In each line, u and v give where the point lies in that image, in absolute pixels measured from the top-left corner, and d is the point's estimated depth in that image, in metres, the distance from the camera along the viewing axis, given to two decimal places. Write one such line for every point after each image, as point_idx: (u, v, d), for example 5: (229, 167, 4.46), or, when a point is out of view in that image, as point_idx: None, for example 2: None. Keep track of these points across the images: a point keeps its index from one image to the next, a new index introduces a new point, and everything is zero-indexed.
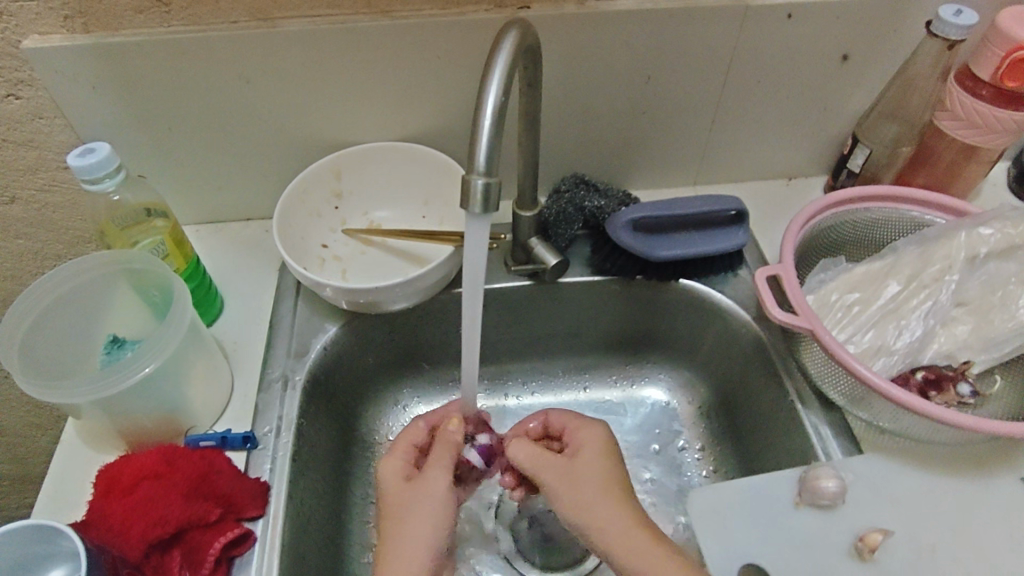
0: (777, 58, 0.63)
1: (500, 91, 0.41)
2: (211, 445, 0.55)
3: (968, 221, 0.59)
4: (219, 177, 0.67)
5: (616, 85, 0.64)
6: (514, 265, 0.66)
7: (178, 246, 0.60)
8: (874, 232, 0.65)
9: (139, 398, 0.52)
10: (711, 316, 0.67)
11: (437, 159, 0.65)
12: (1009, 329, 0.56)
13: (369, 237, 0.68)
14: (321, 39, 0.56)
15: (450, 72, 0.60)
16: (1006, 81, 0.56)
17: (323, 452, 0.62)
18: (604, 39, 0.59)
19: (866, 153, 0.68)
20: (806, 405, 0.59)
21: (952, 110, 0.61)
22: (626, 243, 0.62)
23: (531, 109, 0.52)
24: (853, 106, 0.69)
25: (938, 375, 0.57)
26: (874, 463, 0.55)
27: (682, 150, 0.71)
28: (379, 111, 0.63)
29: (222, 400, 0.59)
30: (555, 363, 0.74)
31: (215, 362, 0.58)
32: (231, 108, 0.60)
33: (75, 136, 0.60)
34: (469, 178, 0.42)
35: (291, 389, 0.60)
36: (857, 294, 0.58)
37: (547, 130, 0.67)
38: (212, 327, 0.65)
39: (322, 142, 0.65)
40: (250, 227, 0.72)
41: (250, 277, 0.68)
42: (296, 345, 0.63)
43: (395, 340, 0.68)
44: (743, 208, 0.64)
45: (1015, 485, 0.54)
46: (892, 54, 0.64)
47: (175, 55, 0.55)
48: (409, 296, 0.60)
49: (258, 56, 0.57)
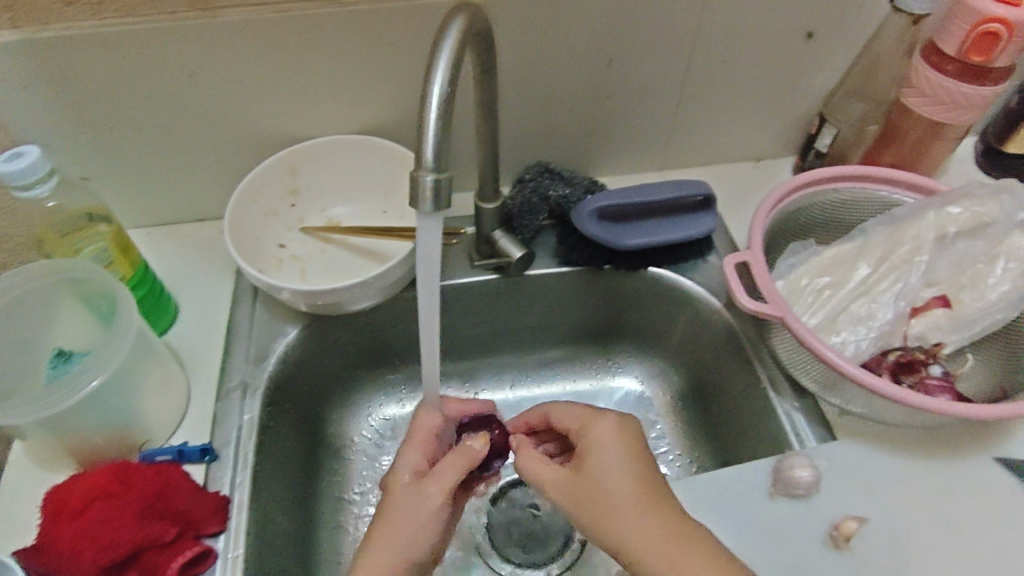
0: (741, 35, 0.61)
1: (448, 80, 0.39)
2: (166, 459, 0.53)
3: (936, 200, 0.58)
4: (168, 177, 0.63)
5: (578, 68, 0.61)
6: (479, 259, 0.64)
7: (124, 252, 0.58)
8: (844, 213, 0.64)
9: (85, 415, 0.49)
10: (682, 303, 0.66)
11: (396, 152, 0.63)
12: (977, 309, 0.55)
13: (328, 235, 0.66)
14: (261, 29, 0.53)
15: (403, 60, 0.57)
16: (971, 56, 0.55)
17: (289, 460, 0.60)
18: (562, 20, 0.57)
19: (833, 134, 0.68)
20: (779, 393, 0.58)
21: (918, 87, 0.59)
22: (592, 232, 0.61)
23: (487, 97, 0.50)
24: (821, 83, 0.68)
25: (912, 358, 0.56)
26: (849, 448, 0.54)
27: (648, 134, 0.70)
28: (332, 104, 0.60)
29: (178, 412, 0.56)
30: (526, 355, 0.73)
31: (167, 372, 0.56)
32: (176, 104, 0.57)
33: (5, 139, 0.56)
34: (418, 174, 0.39)
35: (250, 397, 0.57)
36: (828, 278, 0.58)
37: (510, 117, 0.64)
38: (166, 335, 0.62)
39: (273, 137, 0.62)
40: (203, 228, 0.69)
41: (204, 280, 0.65)
42: (255, 349, 0.60)
43: (360, 341, 0.66)
44: (711, 193, 0.62)
45: (986, 462, 0.53)
46: (857, 30, 0.63)
47: (110, 49, 0.52)
48: (370, 295, 0.58)
49: (196, 48, 0.53)
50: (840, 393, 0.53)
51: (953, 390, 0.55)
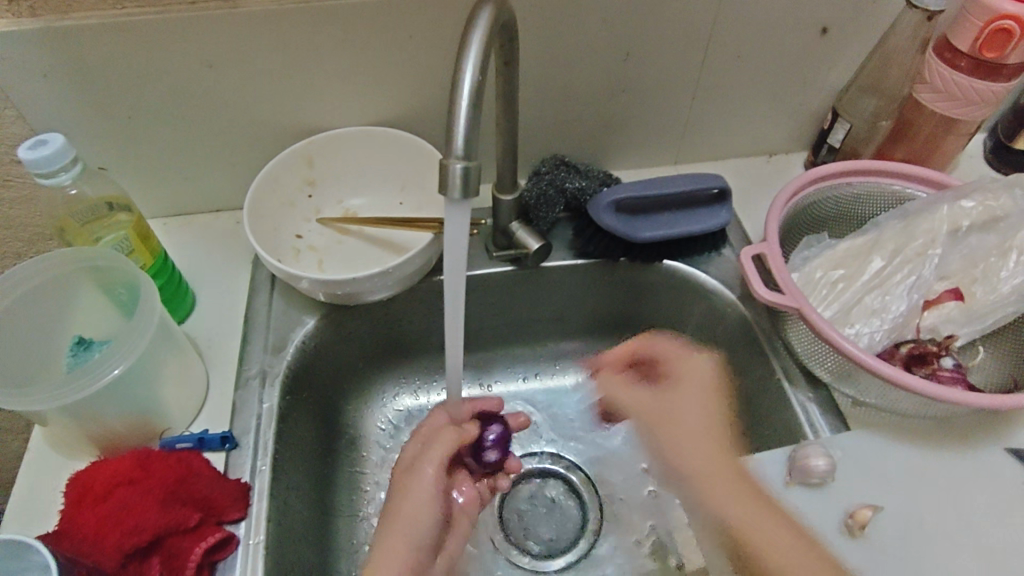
0: (755, 31, 0.62)
1: (476, 70, 0.39)
2: (187, 447, 0.53)
3: (950, 194, 0.59)
4: (186, 167, 0.64)
5: (594, 61, 0.62)
6: (496, 251, 0.65)
7: (144, 241, 0.58)
8: (857, 207, 0.65)
9: (108, 401, 0.49)
10: (696, 296, 0.66)
11: (414, 143, 0.63)
12: (990, 302, 0.56)
13: (345, 226, 0.66)
14: (283, 20, 0.54)
15: (423, 52, 0.58)
16: (984, 53, 0.56)
17: (307, 448, 0.60)
18: (581, 14, 0.58)
19: (846, 128, 0.68)
20: (793, 384, 0.59)
21: (931, 83, 0.61)
22: (608, 225, 0.61)
23: (510, 88, 0.50)
24: (834, 79, 0.68)
25: (924, 350, 0.57)
26: (864, 439, 0.55)
27: (662, 128, 0.70)
28: (351, 96, 0.61)
29: (198, 400, 0.57)
30: (539, 347, 0.74)
31: (187, 360, 0.56)
32: (198, 94, 0.58)
33: (27, 128, 0.57)
34: (447, 163, 0.40)
35: (270, 385, 0.58)
36: (842, 270, 0.59)
37: (527, 110, 0.65)
38: (185, 324, 0.62)
39: (292, 128, 0.63)
40: (220, 218, 0.69)
41: (221, 270, 0.66)
42: (273, 339, 0.60)
43: (377, 331, 0.67)
44: (726, 187, 0.63)
45: (997, 452, 0.54)
46: (871, 26, 0.64)
47: (134, 38, 0.52)
48: (388, 286, 0.58)
49: (218, 39, 0.54)
50: (852, 377, 0.53)
51: (965, 382, 0.56)
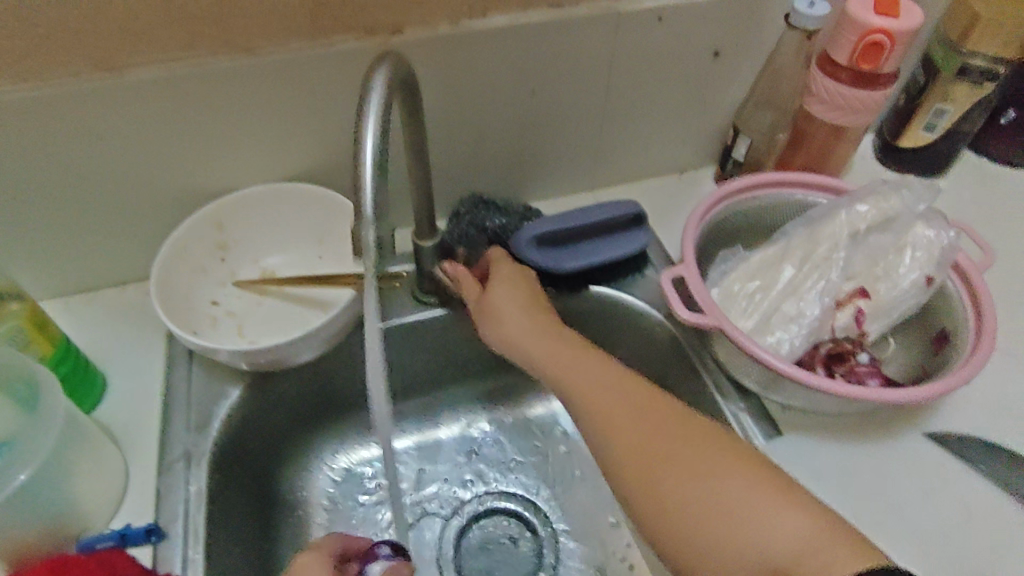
0: (652, 60, 0.64)
1: (377, 130, 0.39)
2: (108, 546, 0.49)
3: (846, 199, 0.62)
4: (84, 243, 0.60)
5: (501, 100, 0.62)
6: (421, 295, 0.64)
7: (42, 329, 0.54)
8: (766, 218, 0.68)
9: (13, 512, 0.45)
10: (624, 319, 0.67)
11: (326, 197, 0.62)
12: (893, 297, 0.60)
13: (263, 287, 0.64)
14: (174, 85, 0.52)
15: (326, 106, 0.57)
16: (862, 64, 0.59)
17: (246, 524, 0.58)
18: (483, 57, 0.58)
19: (747, 143, 0.71)
20: (725, 396, 0.60)
21: (818, 95, 0.64)
22: (530, 260, 0.62)
23: (418, 137, 0.50)
24: (731, 97, 0.72)
25: (841, 348, 0.60)
26: (798, 443, 0.57)
27: (575, 157, 0.71)
28: (257, 154, 0.59)
29: (118, 492, 0.53)
30: (477, 385, 0.73)
31: (102, 451, 0.52)
32: (89, 167, 0.55)
33: None
34: (355, 228, 0.39)
35: (196, 465, 0.55)
36: (758, 282, 0.61)
37: (440, 152, 0.65)
38: (96, 411, 0.58)
39: (196, 191, 0.60)
40: (126, 292, 0.65)
41: (133, 347, 0.62)
42: (196, 416, 0.57)
43: (308, 392, 0.64)
44: (640, 211, 0.65)
45: (917, 437, 0.58)
46: (757, 46, 0.67)
47: (10, 117, 0.49)
48: (314, 346, 0.57)
49: (105, 110, 0.51)
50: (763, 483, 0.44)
51: (881, 374, 0.59)
